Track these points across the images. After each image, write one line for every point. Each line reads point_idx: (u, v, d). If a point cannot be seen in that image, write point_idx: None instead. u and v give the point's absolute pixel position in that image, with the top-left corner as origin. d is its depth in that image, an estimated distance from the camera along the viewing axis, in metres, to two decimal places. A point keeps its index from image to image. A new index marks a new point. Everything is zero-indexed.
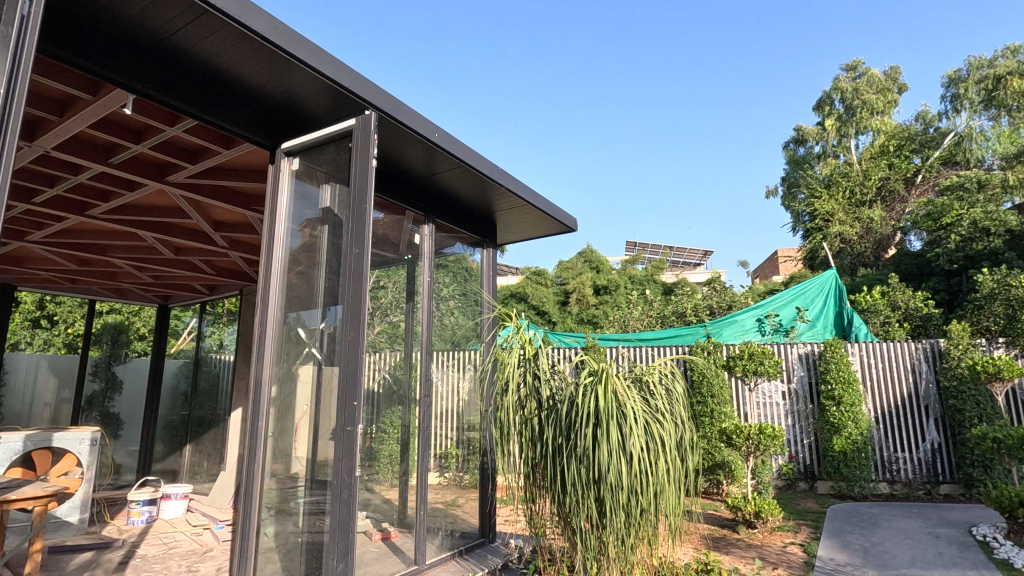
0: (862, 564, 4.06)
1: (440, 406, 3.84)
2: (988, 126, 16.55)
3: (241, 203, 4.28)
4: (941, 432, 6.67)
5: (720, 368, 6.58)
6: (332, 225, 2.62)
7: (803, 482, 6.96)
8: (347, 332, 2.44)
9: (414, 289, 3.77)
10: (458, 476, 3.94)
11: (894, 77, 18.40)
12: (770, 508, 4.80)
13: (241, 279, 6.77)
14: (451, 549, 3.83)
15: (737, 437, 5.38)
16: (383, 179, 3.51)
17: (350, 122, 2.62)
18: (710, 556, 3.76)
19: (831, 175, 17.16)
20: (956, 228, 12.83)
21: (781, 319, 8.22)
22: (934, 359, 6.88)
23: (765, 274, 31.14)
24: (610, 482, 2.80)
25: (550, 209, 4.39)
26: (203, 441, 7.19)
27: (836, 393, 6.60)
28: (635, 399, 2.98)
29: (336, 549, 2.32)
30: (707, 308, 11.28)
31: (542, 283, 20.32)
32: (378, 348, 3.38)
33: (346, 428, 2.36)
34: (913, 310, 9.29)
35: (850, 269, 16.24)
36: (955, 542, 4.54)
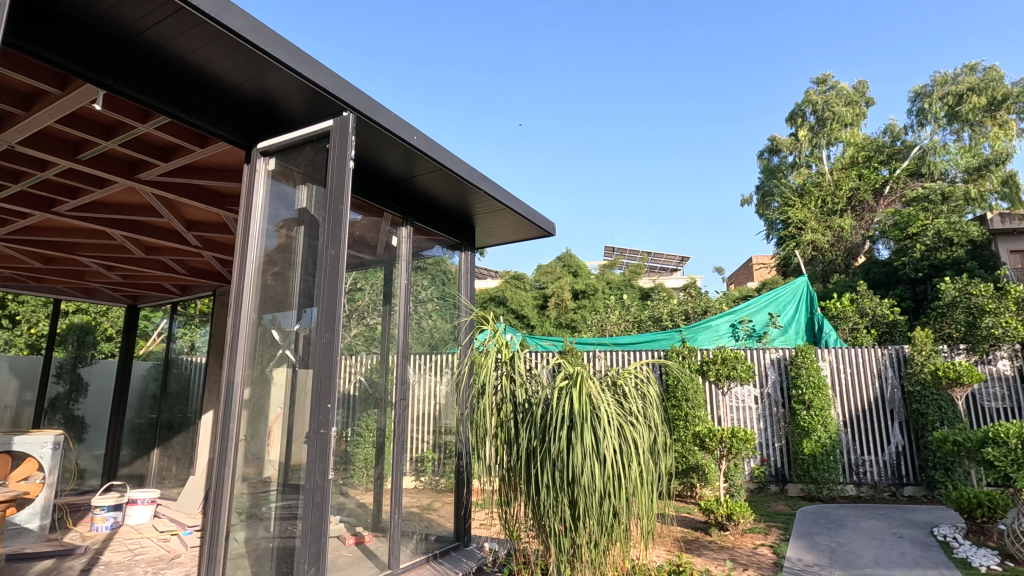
0: (829, 564, 4.16)
1: (416, 410, 3.83)
2: (951, 141, 17.11)
3: (215, 202, 4.21)
4: (905, 435, 6.88)
5: (694, 373, 6.68)
6: (308, 226, 2.60)
7: (774, 485, 7.09)
8: (322, 335, 2.43)
9: (392, 291, 3.75)
10: (434, 479, 3.94)
11: (863, 90, 18.81)
12: (741, 510, 4.90)
13: (215, 280, 6.65)
14: (425, 553, 3.81)
15: (710, 440, 5.46)
16: (361, 180, 3.50)
17: (328, 122, 2.61)
18: (682, 558, 3.80)
19: (804, 185, 17.52)
20: (921, 238, 13.33)
21: (754, 324, 8.40)
22: (899, 364, 7.09)
23: (741, 280, 31.69)
24: (584, 485, 2.82)
25: (527, 212, 4.41)
26: (172, 444, 7.02)
27: (806, 397, 6.76)
28: (610, 402, 3.01)
29: (307, 553, 2.31)
30: (682, 313, 11.45)
31: (521, 287, 20.47)
32: (355, 350, 3.34)
33: (319, 430, 2.34)
34: (881, 316, 9.56)
35: (823, 276, 16.81)
36: (918, 542, 4.68)
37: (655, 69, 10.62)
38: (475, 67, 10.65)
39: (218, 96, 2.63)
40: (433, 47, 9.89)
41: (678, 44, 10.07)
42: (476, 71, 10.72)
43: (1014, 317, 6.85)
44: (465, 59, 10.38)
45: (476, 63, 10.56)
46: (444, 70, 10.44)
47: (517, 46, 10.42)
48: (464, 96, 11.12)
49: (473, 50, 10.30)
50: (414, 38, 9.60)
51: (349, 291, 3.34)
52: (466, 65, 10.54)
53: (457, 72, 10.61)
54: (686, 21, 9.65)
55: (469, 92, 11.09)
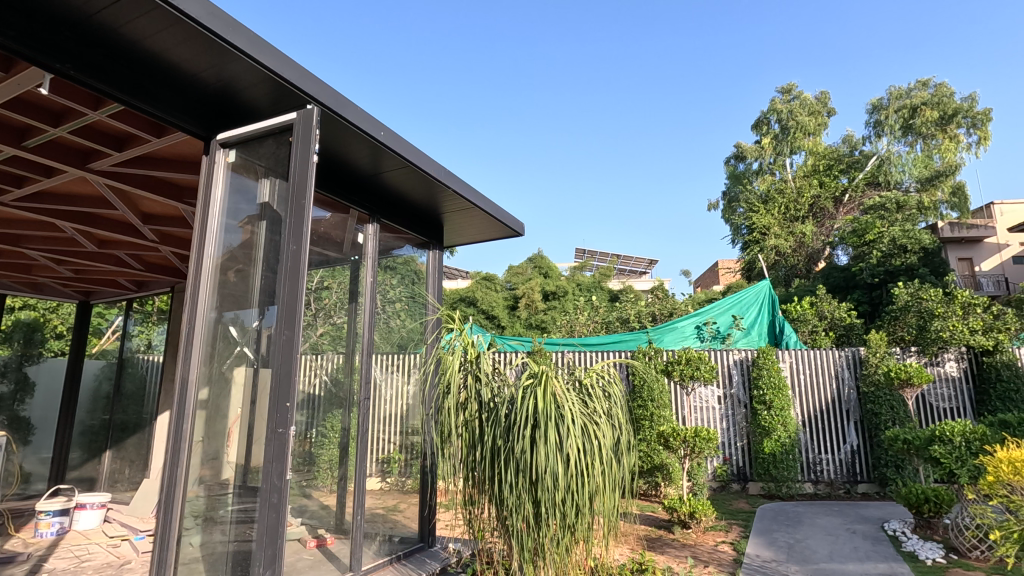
0: (785, 559, 4.28)
1: (382, 410, 3.78)
2: (905, 152, 17.73)
3: (173, 195, 4.07)
4: (860, 435, 7.13)
5: (660, 373, 6.80)
6: (270, 221, 2.53)
7: (735, 484, 7.25)
8: (281, 332, 2.37)
9: (358, 290, 3.70)
10: (400, 481, 3.90)
11: (825, 101, 19.33)
12: (703, 508, 5.00)
13: (173, 275, 6.45)
14: (389, 554, 3.76)
15: (674, 439, 5.55)
16: (326, 176, 3.44)
17: (291, 116, 2.55)
18: (645, 556, 3.83)
19: (768, 192, 18.05)
20: (878, 245, 13.96)
21: (718, 326, 8.58)
22: (855, 366, 7.35)
23: (707, 283, 32.43)
24: (545, 485, 2.83)
25: (496, 212, 4.41)
26: (125, 446, 6.75)
27: (767, 397, 6.95)
28: (573, 401, 3.02)
29: (263, 556, 2.24)
30: (649, 315, 11.67)
31: (492, 287, 20.48)
32: (320, 350, 3.31)
33: (277, 430, 2.28)
34: (838, 320, 9.88)
35: (785, 280, 17.49)
36: (870, 537, 4.86)
37: (626, 71, 10.91)
38: (449, 70, 10.62)
39: (176, 84, 2.54)
40: (414, 48, 9.67)
41: (647, 51, 10.48)
42: (450, 74, 10.72)
43: (961, 320, 7.13)
44: (443, 64, 10.33)
45: (451, 65, 10.51)
46: (422, 75, 10.33)
47: (489, 45, 10.48)
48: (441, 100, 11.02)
49: (447, 53, 10.28)
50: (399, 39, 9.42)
51: (314, 290, 3.31)
52: (441, 69, 10.50)
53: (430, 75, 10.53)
54: (660, 25, 9.99)
55: (444, 94, 11.01)
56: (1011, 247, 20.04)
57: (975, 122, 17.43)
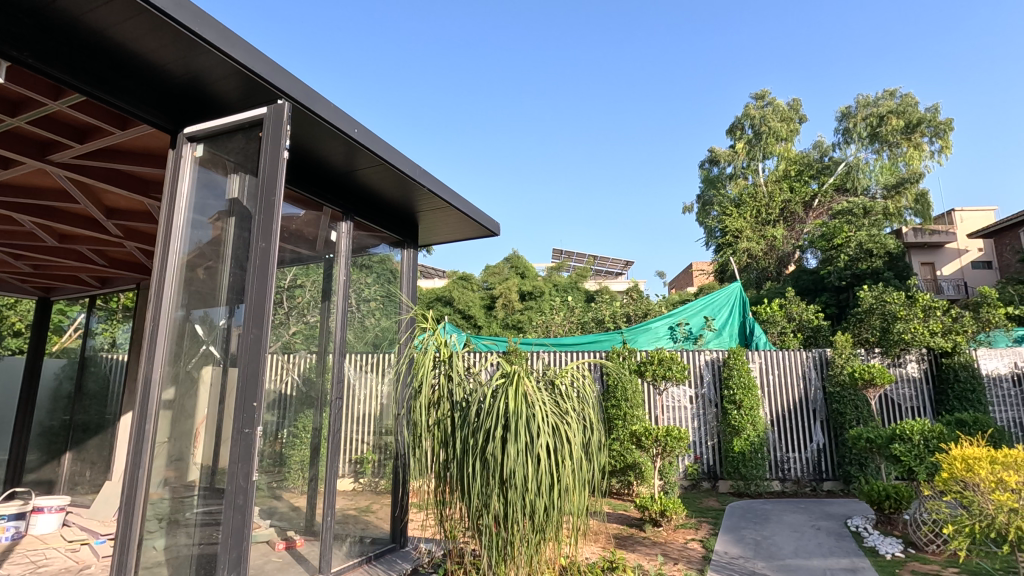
0: (753, 556, 4.38)
1: (355, 410, 3.74)
2: (872, 159, 18.26)
3: (139, 189, 3.96)
4: (826, 434, 7.32)
5: (633, 374, 6.89)
6: (239, 217, 2.48)
7: (706, 482, 7.37)
8: (249, 330, 2.32)
9: (331, 288, 3.65)
10: (373, 481, 3.88)
11: (796, 108, 19.74)
12: (674, 506, 5.07)
13: (139, 271, 6.28)
14: (359, 556, 3.71)
15: (646, 438, 5.62)
16: (298, 172, 3.39)
17: (261, 110, 2.50)
18: (616, 554, 3.86)
19: (740, 196, 18.45)
20: (845, 249, 14.42)
21: (691, 326, 8.71)
22: (822, 366, 7.55)
23: (681, 286, 32.92)
24: (515, 485, 2.84)
25: (472, 212, 4.41)
26: (86, 448, 6.54)
27: (737, 397, 7.08)
28: (544, 400, 3.03)
29: (228, 558, 2.20)
30: (624, 316, 11.80)
31: (468, 287, 20.46)
32: (292, 349, 3.28)
33: (244, 430, 2.24)
34: (806, 321, 10.15)
35: (756, 282, 17.92)
36: (833, 532, 5.00)
37: (605, 72, 11.22)
38: (433, 73, 10.57)
39: (141, 75, 2.48)
40: (401, 48, 9.55)
41: (627, 55, 10.86)
42: (433, 77, 10.63)
43: (921, 323, 7.38)
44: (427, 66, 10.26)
45: (436, 69, 10.50)
46: (407, 79, 10.21)
47: (472, 49, 10.52)
48: (434, 109, 10.95)
49: (433, 57, 10.19)
50: (398, 47, 9.57)
51: (286, 288, 3.27)
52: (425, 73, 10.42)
53: (413, 81, 10.38)
54: (640, 31, 10.32)
55: (434, 103, 10.94)
56: (971, 252, 20.83)
57: (937, 132, 17.88)
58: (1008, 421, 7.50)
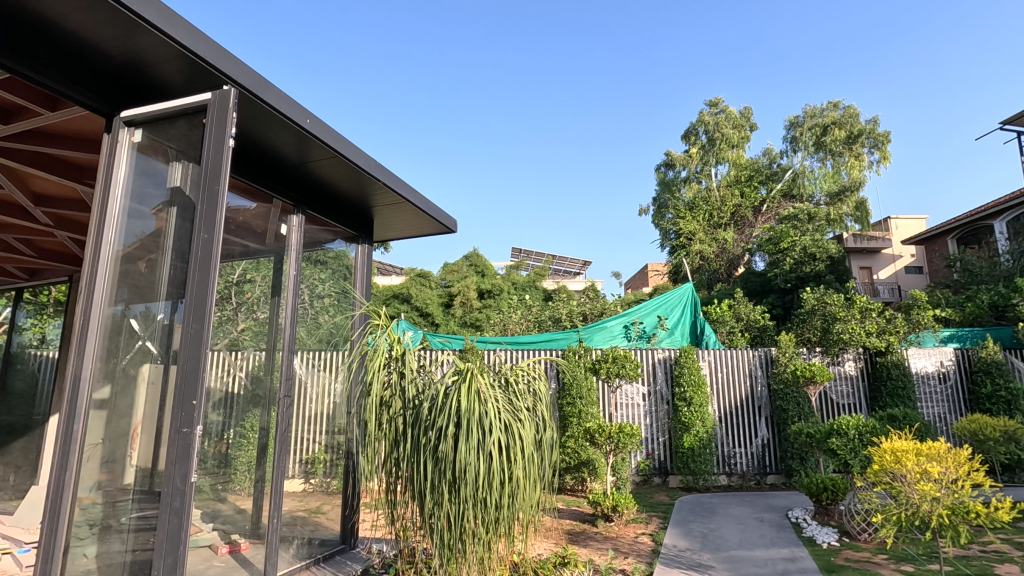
0: (699, 548, 4.52)
1: (306, 409, 3.64)
2: (817, 167, 19.09)
3: (72, 175, 3.73)
4: (769, 429, 7.63)
5: (588, 372, 6.99)
6: (181, 207, 2.37)
7: (657, 477, 7.54)
8: (190, 325, 2.22)
9: (281, 283, 3.53)
10: (324, 481, 3.78)
11: (747, 115, 20.39)
12: (625, 501, 5.17)
13: (70, 263, 5.92)
14: (307, 558, 3.61)
15: (600, 435, 5.71)
16: (247, 162, 3.26)
17: (205, 96, 2.39)
18: (568, 550, 3.90)
19: (694, 199, 19.26)
20: (790, 253, 15.15)
21: (645, 326, 8.90)
22: (767, 365, 7.85)
23: (637, 287, 33.65)
24: (467, 483, 2.83)
25: (429, 209, 4.35)
26: (10, 451, 6.09)
27: (687, 394, 7.31)
28: (497, 397, 3.03)
29: (163, 564, 2.10)
30: (580, 315, 11.97)
31: (426, 284, 20.25)
32: (241, 346, 3.21)
33: (182, 429, 2.15)
34: (753, 321, 10.56)
35: (708, 283, 18.53)
36: (775, 524, 5.22)
37: None
38: None
39: (73, 54, 2.33)
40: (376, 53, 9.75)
41: None
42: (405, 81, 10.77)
43: (859, 323, 7.80)
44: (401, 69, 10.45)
45: None
46: None
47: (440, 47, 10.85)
48: None
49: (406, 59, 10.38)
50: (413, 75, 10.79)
51: (234, 283, 3.17)
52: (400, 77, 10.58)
53: None
54: None
55: None
56: (904, 258, 22.11)
57: (876, 143, 18.75)
58: (933, 416, 8.01)
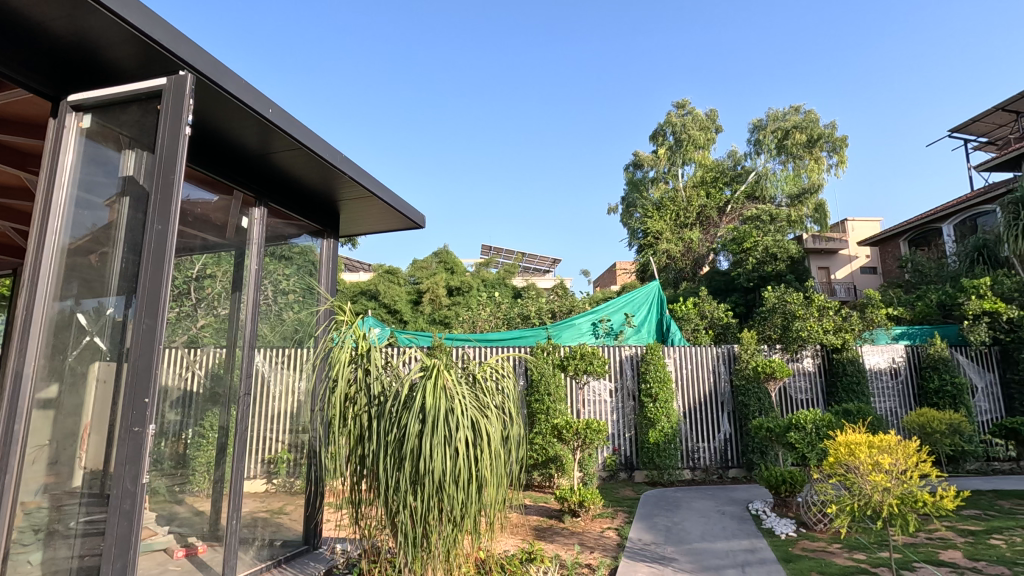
0: (663, 541, 4.60)
1: (269, 407, 3.54)
2: (779, 169, 19.62)
3: (15, 162, 3.54)
4: (732, 424, 7.83)
5: (556, 369, 7.04)
6: (133, 197, 2.27)
7: (623, 472, 7.64)
8: (141, 321, 2.13)
9: (242, 278, 3.43)
10: (287, 481, 3.69)
11: (713, 118, 20.80)
12: (592, 497, 5.21)
13: (15, 255, 5.62)
14: (268, 560, 3.53)
15: (567, 432, 5.75)
16: (206, 152, 3.14)
17: (160, 81, 2.29)
18: (534, 546, 3.91)
19: (661, 199, 19.57)
20: (753, 253, 15.55)
21: (612, 323, 8.99)
22: (729, 361, 8.04)
23: (606, 285, 34.05)
24: (432, 481, 2.81)
25: (397, 203, 4.29)
26: None
27: (653, 390, 7.43)
28: (464, 393, 3.01)
29: (111, 570, 2.01)
30: (549, 312, 12.03)
31: (394, 281, 20.02)
32: (201, 344, 3.11)
33: (132, 429, 2.06)
34: (716, 319, 10.80)
35: (674, 282, 18.88)
36: (736, 516, 5.36)
37: None
38: None
39: (16, 33, 2.20)
40: None
41: None
42: None
43: (816, 321, 8.04)
44: None
45: None
46: None
47: None
48: None
49: None
50: None
51: (194, 278, 3.09)
52: None
53: None
54: None
55: None
56: (859, 258, 22.98)
57: (835, 147, 19.38)
58: (885, 410, 8.35)
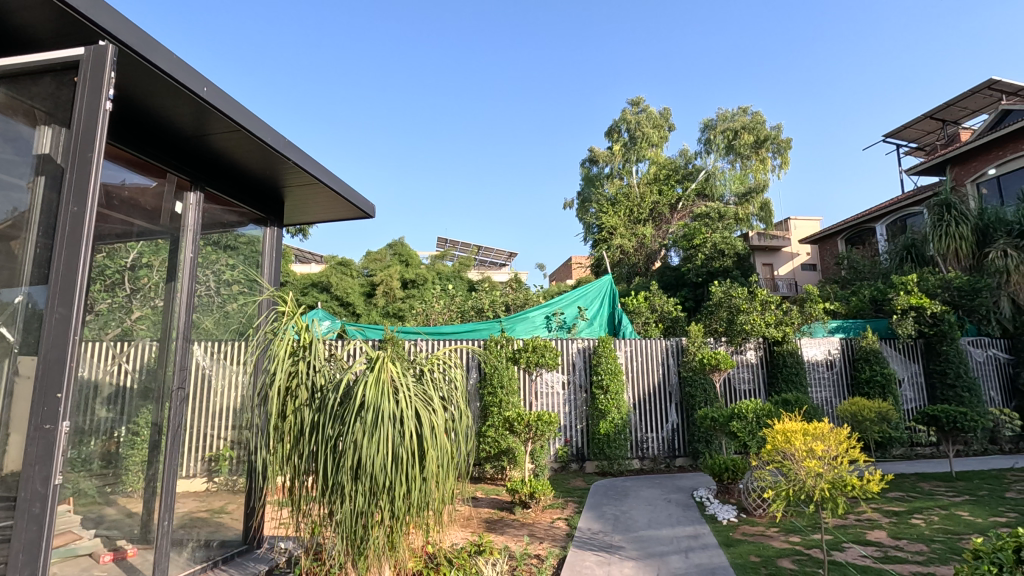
0: (611, 529, 4.69)
1: (208, 403, 3.39)
2: (727, 169, 20.25)
3: None
4: (679, 414, 8.06)
5: (509, 362, 7.06)
6: (49, 176, 2.10)
7: (574, 463, 7.74)
8: (54, 310, 1.97)
9: (176, 266, 3.23)
10: (229, 479, 3.57)
11: (666, 116, 21.26)
12: (542, 488, 5.24)
13: None
14: (205, 561, 3.37)
15: (519, 424, 5.77)
16: (134, 132, 2.95)
17: (77, 51, 2.12)
18: (483, 538, 3.90)
19: (616, 195, 19.90)
20: (702, 249, 16.07)
21: (565, 316, 9.07)
22: (678, 353, 8.26)
23: (561, 279, 34.31)
24: (375, 474, 2.75)
25: (346, 191, 4.16)
26: None
27: (604, 382, 7.56)
28: (410, 385, 2.95)
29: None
30: (503, 305, 12.05)
31: (347, 273, 19.57)
32: (134, 337, 3.00)
33: (43, 426, 1.91)
34: (666, 313, 11.09)
35: (627, 276, 19.26)
36: (681, 504, 5.52)
37: None
38: None
39: None
40: None
41: None
42: None
43: (759, 315, 8.33)
44: None
45: None
46: None
47: None
48: None
49: None
50: None
51: (125, 267, 2.99)
52: None
53: None
54: None
55: None
56: (801, 256, 24.04)
57: (779, 149, 20.09)
58: (821, 400, 8.79)
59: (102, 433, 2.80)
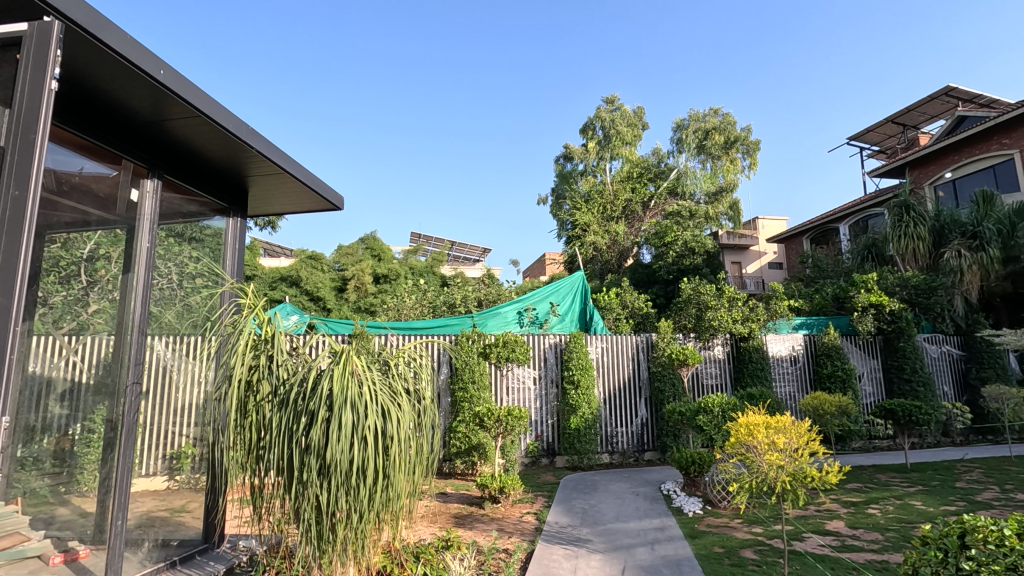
0: (579, 523, 4.72)
1: (168, 398, 3.29)
2: (698, 168, 20.57)
3: None
4: (648, 409, 8.16)
5: (481, 357, 7.06)
6: None
7: (545, 458, 7.77)
8: None
9: (131, 257, 3.07)
10: (191, 477, 3.48)
11: (640, 115, 21.45)
12: (512, 483, 5.23)
13: None
14: (163, 561, 3.27)
15: (489, 419, 5.76)
16: (85, 114, 2.81)
17: (21, 27, 2.02)
18: (451, 533, 3.86)
19: (589, 192, 20.04)
20: (673, 247, 16.33)
21: (537, 312, 9.09)
22: (648, 349, 8.36)
23: (535, 274, 34.44)
24: (339, 469, 2.70)
25: (312, 182, 4.06)
26: None
27: (575, 377, 7.61)
28: (374, 379, 2.90)
29: None
30: (475, 300, 12.01)
31: (317, 267, 19.23)
32: (91, 330, 2.88)
33: None
34: (637, 309, 11.23)
35: (599, 274, 19.44)
36: (649, 497, 5.59)
37: None
38: None
39: None
40: None
41: None
42: None
43: (727, 312, 8.48)
44: None
45: None
46: None
47: None
48: None
49: None
50: None
51: (80, 257, 2.88)
52: None
53: None
54: None
55: None
56: (767, 254, 24.61)
57: (748, 150, 20.52)
58: (785, 394, 9.02)
59: (56, 431, 2.71)
